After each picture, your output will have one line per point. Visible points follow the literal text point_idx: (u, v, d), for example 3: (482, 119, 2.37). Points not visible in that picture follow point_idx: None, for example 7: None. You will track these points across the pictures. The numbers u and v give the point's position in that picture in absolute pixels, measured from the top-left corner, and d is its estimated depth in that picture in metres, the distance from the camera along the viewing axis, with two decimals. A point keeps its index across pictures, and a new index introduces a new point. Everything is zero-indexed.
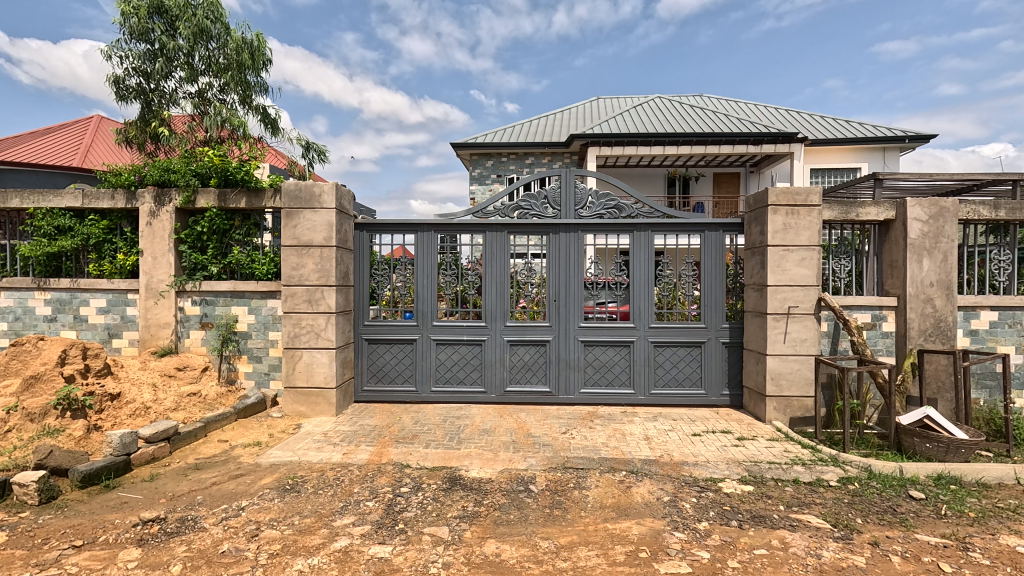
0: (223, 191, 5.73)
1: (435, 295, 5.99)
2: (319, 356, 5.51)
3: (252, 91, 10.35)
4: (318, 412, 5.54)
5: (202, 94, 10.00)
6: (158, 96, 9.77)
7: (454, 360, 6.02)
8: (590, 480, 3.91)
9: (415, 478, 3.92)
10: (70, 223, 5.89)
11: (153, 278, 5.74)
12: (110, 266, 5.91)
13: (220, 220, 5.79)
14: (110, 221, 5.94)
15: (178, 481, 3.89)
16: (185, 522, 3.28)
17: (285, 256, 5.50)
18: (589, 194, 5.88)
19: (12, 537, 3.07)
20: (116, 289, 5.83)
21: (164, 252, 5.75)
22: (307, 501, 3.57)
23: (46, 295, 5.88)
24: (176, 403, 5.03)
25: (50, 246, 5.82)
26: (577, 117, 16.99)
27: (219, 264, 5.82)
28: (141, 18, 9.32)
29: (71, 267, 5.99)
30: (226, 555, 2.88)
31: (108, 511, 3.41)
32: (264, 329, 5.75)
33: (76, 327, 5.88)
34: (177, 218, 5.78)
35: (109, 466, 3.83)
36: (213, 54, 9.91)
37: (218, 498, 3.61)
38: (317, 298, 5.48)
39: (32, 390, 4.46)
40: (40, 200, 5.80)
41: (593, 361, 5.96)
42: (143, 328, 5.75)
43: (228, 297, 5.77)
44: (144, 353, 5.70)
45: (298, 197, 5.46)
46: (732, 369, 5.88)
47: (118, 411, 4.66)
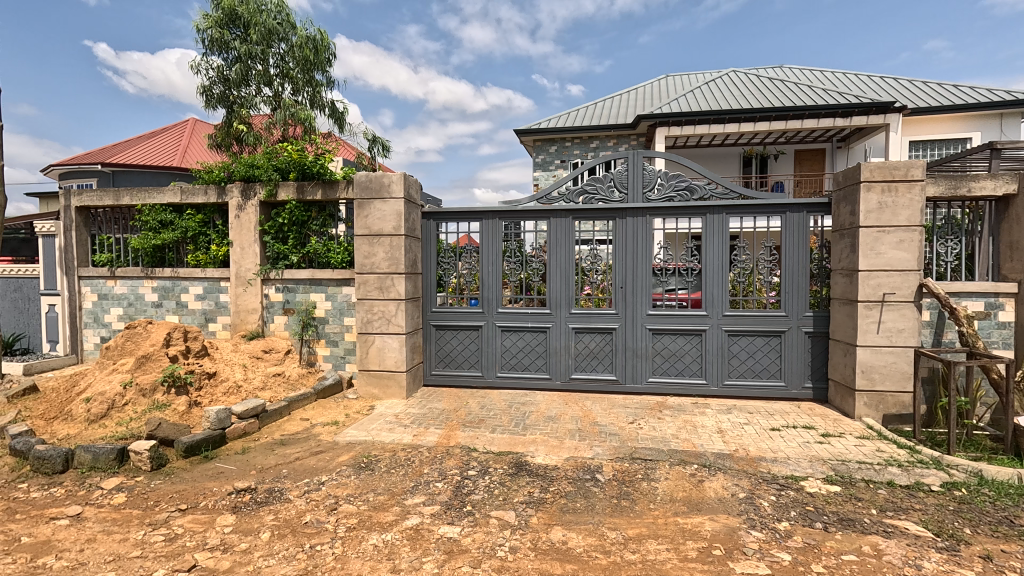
0: (300, 184, 6.06)
1: (500, 283, 6.02)
2: (390, 341, 5.72)
3: (320, 87, 10.84)
4: (390, 394, 5.77)
5: (277, 95, 10.56)
6: (240, 99, 10.38)
7: (519, 347, 6.05)
8: (659, 472, 3.80)
9: (482, 462, 3.99)
10: (171, 217, 6.49)
11: (242, 267, 6.21)
12: (205, 256, 6.45)
13: (299, 212, 6.13)
14: (204, 215, 6.46)
15: (267, 455, 4.21)
16: (273, 493, 3.55)
17: (358, 245, 5.73)
18: (658, 176, 5.63)
19: (130, 498, 3.46)
20: (211, 278, 6.36)
21: (251, 243, 6.19)
22: (381, 479, 3.74)
23: (153, 283, 6.52)
24: (263, 382, 5.41)
25: (156, 239, 6.45)
26: (643, 98, 16.39)
27: (299, 253, 6.17)
28: (218, 29, 9.95)
29: (173, 257, 6.59)
30: (309, 526, 3.08)
31: (207, 479, 3.75)
32: (340, 315, 6.04)
33: (178, 312, 6.48)
34: (261, 211, 6.19)
35: (208, 438, 4.21)
36: (283, 55, 10.45)
37: (301, 472, 3.86)
38: (387, 285, 5.68)
39: (143, 368, 4.97)
40: (147, 197, 6.44)
41: (662, 350, 5.76)
42: (234, 313, 6.23)
43: (307, 284, 6.11)
44: (236, 336, 6.19)
45: (369, 187, 5.65)
46: (816, 361, 5.48)
47: (214, 389, 5.09)
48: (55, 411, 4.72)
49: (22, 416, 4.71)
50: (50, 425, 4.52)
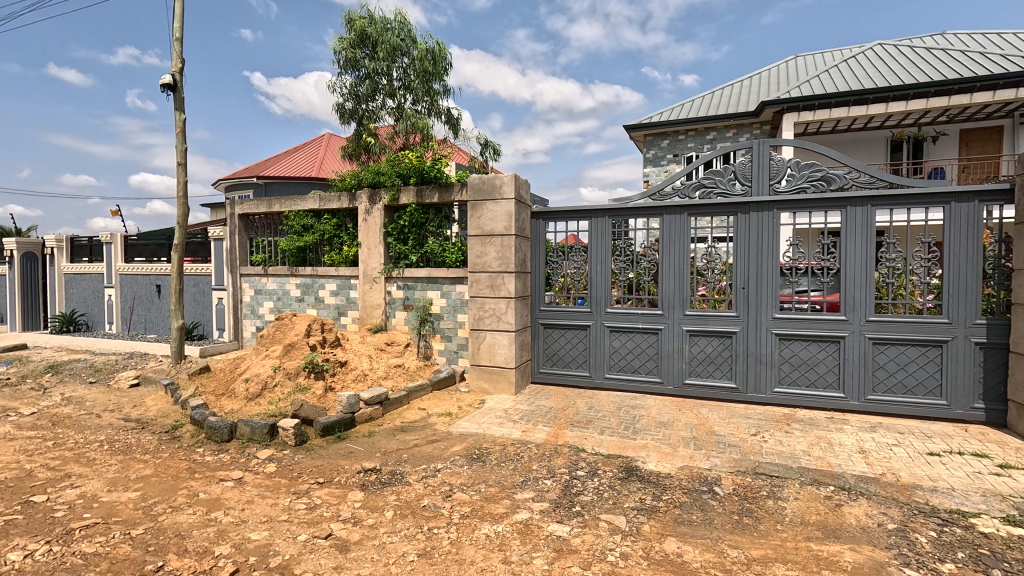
0: (420, 188, 6.46)
1: (609, 282, 5.89)
2: (500, 338, 5.88)
3: (437, 96, 11.47)
4: (499, 390, 5.94)
5: (399, 106, 11.35)
6: (368, 113, 11.32)
7: (628, 349, 5.88)
8: (788, 491, 3.46)
9: (591, 463, 3.94)
10: (311, 221, 7.30)
11: (369, 266, 6.79)
12: (338, 256, 7.16)
13: (418, 215, 6.54)
14: (338, 219, 7.17)
15: (390, 439, 4.55)
16: (395, 475, 3.83)
17: (471, 245, 5.98)
18: (788, 166, 5.14)
19: (279, 468, 3.95)
20: (343, 276, 7.03)
21: (376, 244, 6.74)
22: (492, 471, 3.86)
23: (297, 280, 7.38)
24: (386, 372, 5.86)
25: (299, 241, 7.30)
26: (767, 82, 15.07)
27: (418, 253, 6.58)
28: (351, 50, 10.90)
29: (313, 257, 7.40)
30: (427, 510, 3.27)
31: (340, 458, 4.15)
32: (454, 311, 6.34)
33: (316, 306, 7.26)
34: (385, 215, 6.72)
35: (340, 421, 4.66)
36: (406, 69, 11.20)
37: (419, 458, 4.12)
38: (498, 284, 5.85)
39: (289, 355, 5.64)
40: (292, 204, 7.32)
41: (790, 357, 5.25)
42: (362, 308, 6.84)
43: (425, 282, 6.50)
44: (363, 329, 6.78)
45: (481, 189, 5.86)
46: (990, 378, 4.63)
47: (345, 376, 5.63)
48: (223, 389, 5.55)
49: (199, 392, 5.60)
50: (219, 400, 5.32)
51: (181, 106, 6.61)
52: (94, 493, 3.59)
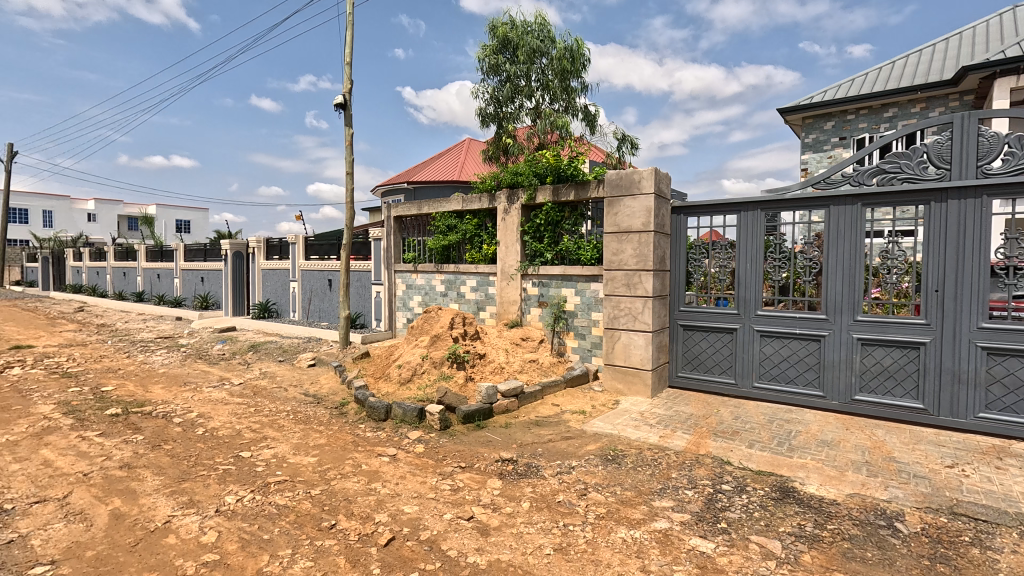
0: (556, 187, 6.54)
1: (761, 282, 5.37)
2: (636, 338, 5.70)
3: (574, 94, 11.50)
4: (634, 391, 5.76)
5: (537, 107, 11.57)
6: (508, 115, 11.69)
7: (783, 356, 5.29)
8: (1001, 541, 2.82)
9: (738, 478, 3.63)
10: (455, 222, 7.81)
11: (506, 263, 7.06)
12: (478, 254, 7.56)
13: (554, 213, 6.62)
14: (478, 219, 7.56)
15: (525, 432, 4.69)
16: (531, 467, 3.93)
17: (607, 242, 5.88)
18: (1005, 142, 4.20)
19: (427, 450, 4.30)
20: (482, 273, 7.42)
21: (513, 242, 6.97)
22: (628, 474, 3.76)
23: (442, 276, 7.96)
24: (521, 366, 6.03)
25: (444, 240, 7.86)
26: (971, 41, 12.42)
27: (553, 251, 6.66)
28: (493, 56, 11.33)
29: (455, 255, 7.91)
30: (562, 505, 3.30)
31: (480, 445, 4.39)
32: (588, 309, 6.29)
33: (458, 301, 7.76)
34: (522, 214, 6.92)
35: (480, 410, 4.92)
36: (544, 69, 11.39)
37: (554, 454, 4.18)
38: (634, 282, 5.67)
39: (435, 345, 6.11)
40: (439, 206, 7.90)
41: (1003, 377, 4.31)
42: (500, 304, 7.14)
43: (559, 280, 6.55)
44: (500, 324, 7.07)
45: (619, 185, 5.73)
46: None
47: (484, 367, 5.92)
48: (380, 373, 6.21)
49: (361, 374, 6.34)
50: (377, 383, 5.96)
51: (350, 122, 7.52)
52: (283, 454, 4.26)
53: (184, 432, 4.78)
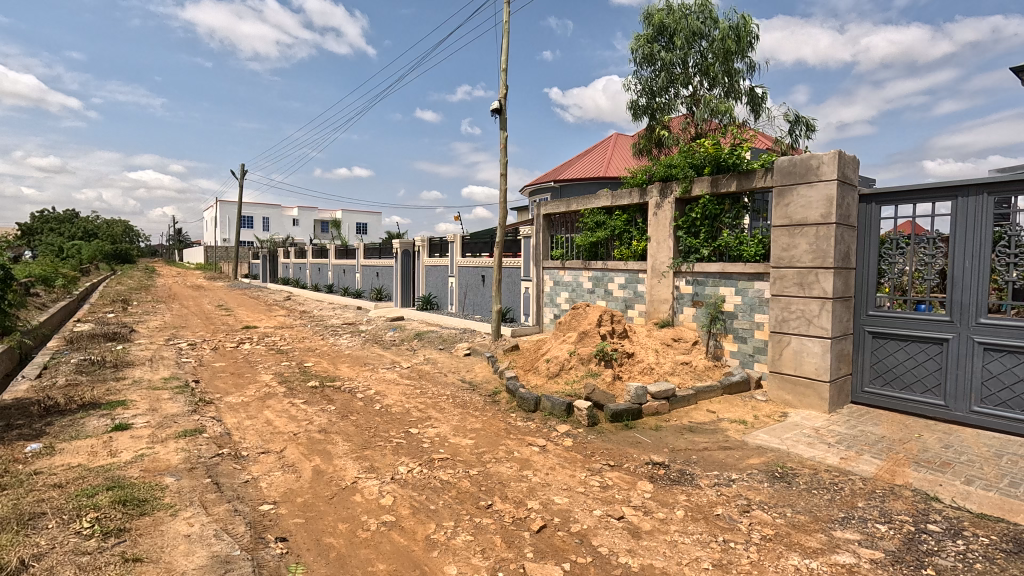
0: (715, 177, 6.08)
1: (987, 284, 4.33)
2: (810, 345, 5.05)
3: (738, 76, 10.61)
4: (806, 404, 5.11)
5: (695, 93, 10.83)
6: (662, 105, 11.05)
7: (1018, 377, 4.24)
8: None
9: (950, 520, 3.01)
10: (603, 218, 7.74)
11: (657, 260, 6.79)
12: (627, 250, 7.39)
13: (712, 206, 6.16)
14: (628, 215, 7.38)
15: (678, 437, 4.46)
16: (685, 475, 3.73)
17: (775, 236, 5.31)
18: None
19: (575, 444, 4.35)
20: (631, 270, 7.24)
21: (666, 238, 6.67)
22: (801, 497, 3.35)
23: (589, 273, 7.96)
24: (673, 368, 5.73)
25: (592, 236, 7.84)
26: None
27: (710, 247, 6.21)
28: (649, 45, 10.67)
29: (604, 252, 7.85)
30: (721, 519, 3.07)
31: (629, 445, 4.29)
32: (750, 310, 5.72)
33: (606, 298, 7.68)
34: (676, 208, 6.57)
35: (629, 410, 4.81)
36: (703, 53, 10.63)
37: (711, 463, 3.91)
38: (810, 281, 5.02)
39: (583, 341, 6.12)
40: (587, 203, 7.90)
41: None
42: (649, 302, 6.89)
43: (717, 278, 6.08)
44: (650, 323, 6.83)
45: (792, 172, 5.14)
46: None
47: (632, 367, 5.76)
48: (529, 365, 6.43)
49: (512, 365, 6.65)
50: (527, 375, 6.18)
51: (504, 126, 7.90)
52: (445, 434, 4.65)
53: (365, 406, 5.50)
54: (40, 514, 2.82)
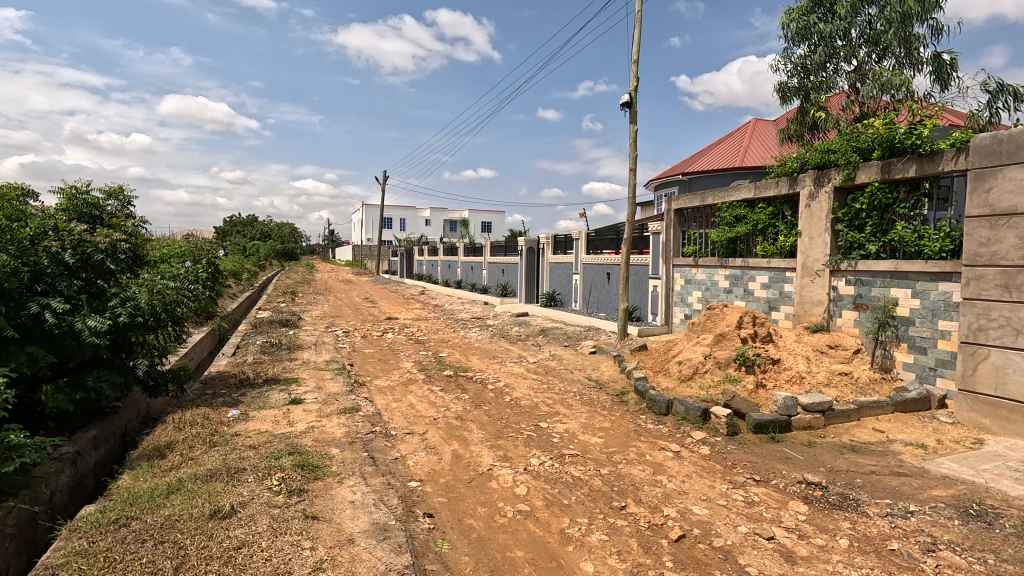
0: (888, 161, 5.29)
1: None
2: (1017, 361, 4.13)
3: (915, 44, 8.09)
4: (1011, 433, 4.20)
5: (861, 68, 8.55)
6: (818, 85, 8.89)
7: None
8: None
9: None
10: (744, 212, 7.17)
11: (809, 257, 6.13)
12: (772, 247, 6.76)
13: (882, 195, 5.37)
14: (775, 207, 6.74)
15: (836, 456, 3.97)
16: (847, 500, 3.31)
17: (970, 229, 4.45)
18: None
19: (713, 453, 4.09)
20: (777, 268, 6.62)
21: (821, 232, 5.99)
22: (1008, 542, 2.77)
23: (726, 271, 7.44)
24: (828, 378, 5.09)
25: (731, 232, 7.30)
26: None
27: (879, 242, 5.43)
28: (802, 17, 8.70)
29: (744, 248, 7.26)
30: (897, 555, 2.68)
31: (776, 460, 3.92)
32: (933, 317, 4.86)
33: (746, 299, 7.11)
34: (835, 198, 5.84)
35: (776, 421, 4.40)
36: (874, 19, 8.32)
37: (880, 490, 3.41)
38: (1019, 283, 4.10)
39: (720, 344, 5.71)
40: (726, 196, 7.37)
41: None
42: (799, 303, 6.24)
43: (888, 278, 5.28)
44: (799, 326, 6.17)
45: (995, 151, 4.27)
46: None
47: (778, 374, 5.22)
48: (659, 367, 6.17)
49: (640, 365, 6.45)
50: (657, 376, 5.95)
51: (635, 119, 7.66)
52: (574, 431, 4.67)
53: (496, 397, 5.73)
54: (242, 468, 3.38)
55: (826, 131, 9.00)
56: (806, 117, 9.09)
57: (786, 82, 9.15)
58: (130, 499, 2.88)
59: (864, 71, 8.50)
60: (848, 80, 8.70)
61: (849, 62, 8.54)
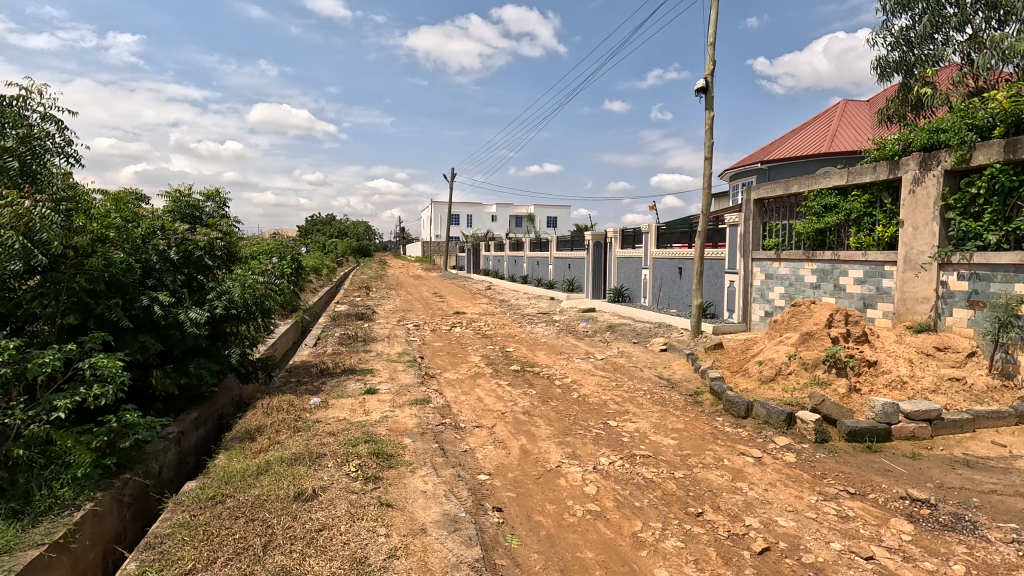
0: (1012, 139, 4.63)
1: None
2: None
3: None
4: None
5: (978, 35, 7.58)
6: (923, 58, 7.96)
7: None
8: None
9: None
10: (835, 200, 6.59)
11: (912, 249, 5.54)
12: (868, 238, 6.18)
13: (1005, 178, 4.70)
14: (871, 195, 6.16)
15: (946, 472, 3.54)
16: (962, 521, 2.94)
17: None
18: None
19: (799, 461, 3.79)
20: (873, 261, 6.04)
21: (927, 221, 5.39)
22: None
23: (813, 265, 6.90)
24: (936, 384, 4.55)
25: (819, 223, 6.74)
26: None
27: (1000, 231, 4.79)
28: None
29: (834, 240, 6.70)
30: None
31: (874, 472, 3.56)
32: None
33: (836, 295, 6.56)
34: (945, 182, 5.25)
35: (872, 430, 4.00)
36: None
37: (1003, 512, 3.00)
38: None
39: (807, 344, 5.29)
40: (814, 183, 6.81)
41: None
42: (900, 301, 5.66)
43: (1011, 271, 4.63)
44: (899, 326, 5.61)
45: None
46: None
47: (875, 378, 4.77)
48: (737, 367, 5.82)
49: (716, 365, 6.13)
50: (734, 377, 5.62)
51: (711, 105, 7.26)
52: (644, 431, 4.51)
53: (563, 394, 5.67)
54: (322, 454, 3.56)
55: (933, 109, 8.05)
56: (908, 95, 8.20)
57: (884, 57, 8.33)
58: (225, 478, 3.11)
59: (981, 39, 7.54)
60: (960, 50, 7.75)
61: (962, 30, 7.56)
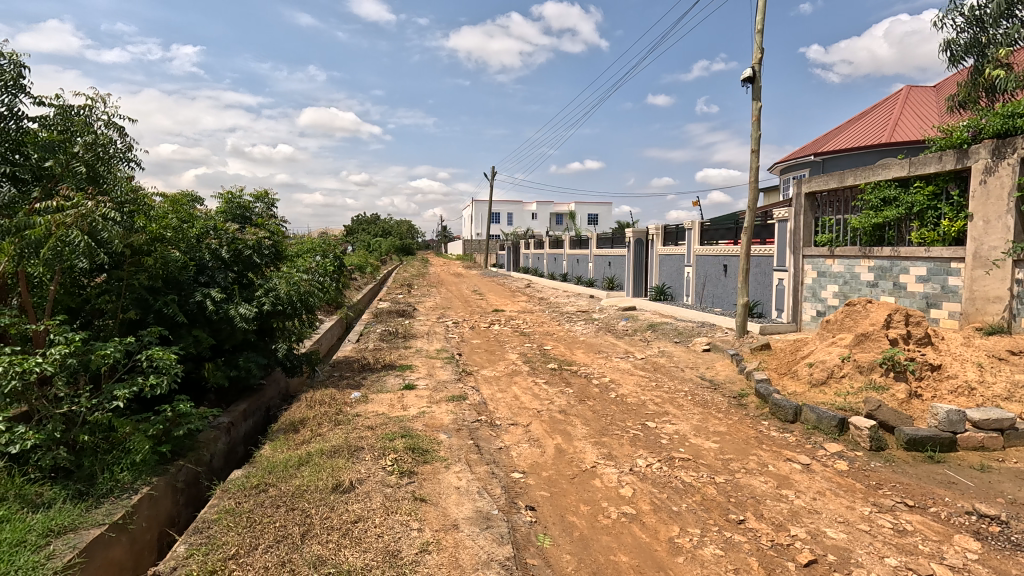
0: None
1: None
2: None
3: None
4: None
5: None
6: (999, 37, 7.33)
7: None
8: None
9: None
10: (895, 193, 6.17)
11: (983, 245, 5.13)
12: (931, 233, 5.76)
13: None
14: (936, 186, 5.75)
15: (1019, 486, 3.26)
16: None
17: None
18: None
19: (852, 469, 3.58)
20: (938, 258, 5.63)
21: (1001, 214, 4.99)
22: None
23: (871, 262, 6.50)
24: (1009, 391, 4.17)
25: (877, 217, 6.33)
26: None
27: None
28: None
29: (894, 236, 6.29)
30: None
31: (935, 484, 3.32)
32: None
33: (896, 294, 6.15)
34: (1021, 170, 4.86)
35: (935, 439, 3.72)
36: None
37: None
38: None
39: (862, 346, 4.99)
40: (871, 175, 6.39)
41: None
42: (968, 300, 5.25)
43: None
44: (967, 327, 5.19)
45: None
46: None
47: (939, 384, 4.43)
48: (785, 369, 5.56)
49: (762, 366, 5.87)
50: (782, 379, 5.38)
51: (758, 95, 6.96)
52: (685, 433, 4.38)
53: (601, 393, 5.59)
54: (360, 448, 3.64)
55: (1009, 92, 7.35)
56: (981, 77, 7.56)
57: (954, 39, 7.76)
58: (269, 468, 3.24)
59: None
60: None
61: None
